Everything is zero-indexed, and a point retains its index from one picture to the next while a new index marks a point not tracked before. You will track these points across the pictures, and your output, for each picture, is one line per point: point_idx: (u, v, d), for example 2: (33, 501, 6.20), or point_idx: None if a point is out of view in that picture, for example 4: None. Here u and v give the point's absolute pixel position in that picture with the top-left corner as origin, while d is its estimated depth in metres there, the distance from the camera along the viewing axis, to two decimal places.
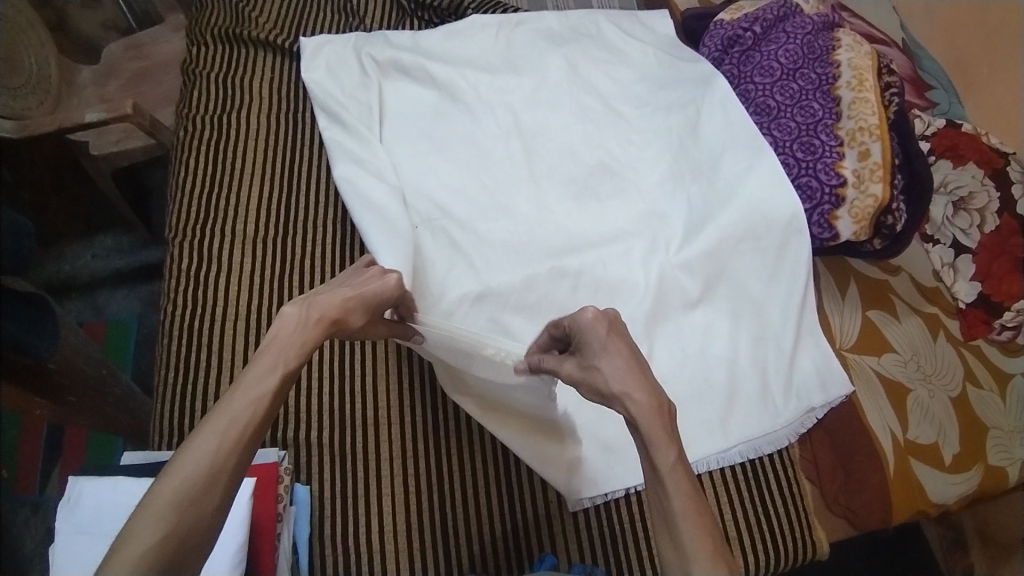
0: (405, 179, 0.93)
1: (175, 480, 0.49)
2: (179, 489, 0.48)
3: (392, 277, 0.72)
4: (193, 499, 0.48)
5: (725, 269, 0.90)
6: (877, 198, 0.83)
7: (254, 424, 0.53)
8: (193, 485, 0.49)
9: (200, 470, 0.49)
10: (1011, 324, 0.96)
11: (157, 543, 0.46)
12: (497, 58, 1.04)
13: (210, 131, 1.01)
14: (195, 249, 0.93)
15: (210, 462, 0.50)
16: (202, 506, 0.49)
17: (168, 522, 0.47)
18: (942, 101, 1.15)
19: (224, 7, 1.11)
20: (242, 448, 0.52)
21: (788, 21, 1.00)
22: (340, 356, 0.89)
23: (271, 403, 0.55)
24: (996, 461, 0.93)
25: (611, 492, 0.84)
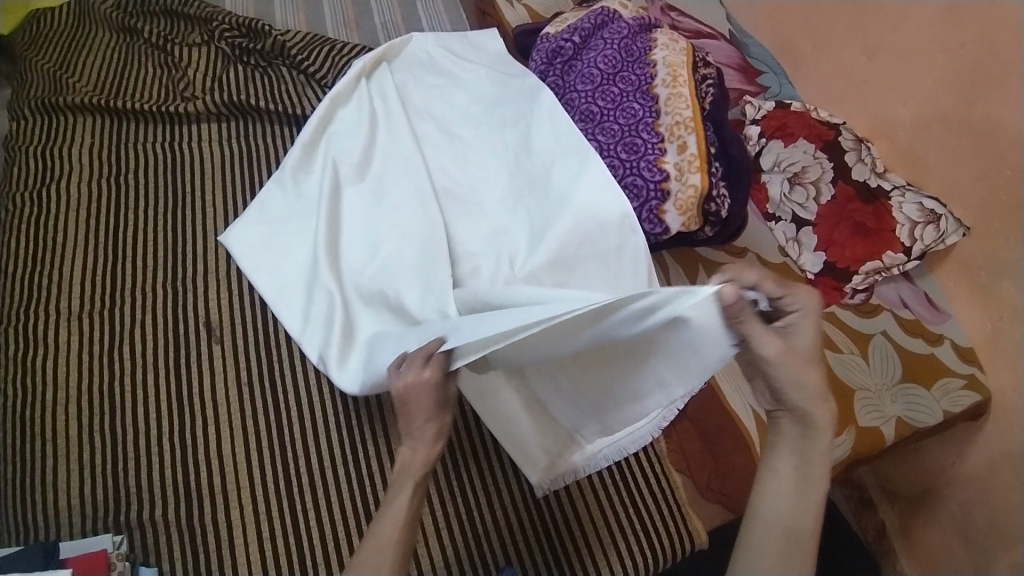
0: (278, 242, 0.92)
1: (387, 532, 0.62)
2: (393, 534, 0.62)
3: (427, 373, 0.64)
4: (401, 541, 0.62)
5: (573, 275, 0.85)
6: (697, 187, 0.87)
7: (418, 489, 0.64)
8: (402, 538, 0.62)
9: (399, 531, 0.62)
10: (861, 288, 1.02)
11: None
12: (358, 103, 0.99)
13: (32, 208, 0.96)
14: (22, 333, 0.87)
15: (407, 514, 0.63)
16: (406, 544, 0.62)
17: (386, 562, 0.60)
18: (772, 85, 1.22)
19: (40, 79, 1.08)
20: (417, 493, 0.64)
21: (605, 27, 1.03)
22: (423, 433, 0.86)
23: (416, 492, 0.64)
24: (867, 424, 0.94)
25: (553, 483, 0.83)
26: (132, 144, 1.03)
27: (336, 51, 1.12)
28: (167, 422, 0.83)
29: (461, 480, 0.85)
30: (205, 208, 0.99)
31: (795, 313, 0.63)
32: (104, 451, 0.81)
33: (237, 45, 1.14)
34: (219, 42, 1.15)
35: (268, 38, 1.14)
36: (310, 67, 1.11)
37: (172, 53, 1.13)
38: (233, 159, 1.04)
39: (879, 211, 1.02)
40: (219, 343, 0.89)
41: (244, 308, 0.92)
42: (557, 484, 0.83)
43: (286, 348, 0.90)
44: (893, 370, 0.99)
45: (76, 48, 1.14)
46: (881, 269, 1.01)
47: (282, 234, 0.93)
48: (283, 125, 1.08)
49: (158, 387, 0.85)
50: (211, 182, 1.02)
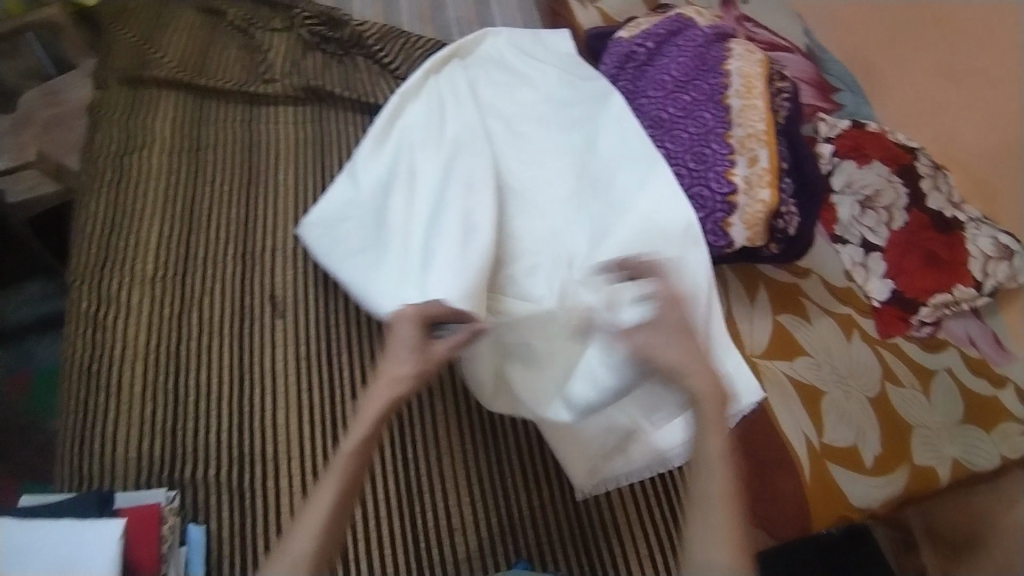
0: (345, 223, 0.91)
1: (316, 517, 0.59)
2: (317, 521, 0.59)
3: (410, 309, 0.68)
4: (328, 528, 0.59)
5: None
6: (765, 203, 0.85)
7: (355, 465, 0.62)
8: (326, 525, 0.59)
9: (323, 515, 0.59)
10: (928, 320, 0.97)
11: (305, 556, 0.57)
12: (430, 100, 0.98)
13: (112, 173, 1.00)
14: (95, 292, 0.90)
15: (340, 493, 0.60)
16: (335, 530, 0.60)
17: (313, 538, 0.58)
18: (848, 103, 1.17)
19: (127, 50, 1.12)
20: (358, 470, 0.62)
21: (680, 35, 1.02)
22: (474, 428, 0.87)
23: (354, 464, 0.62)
24: (922, 461, 0.91)
25: (597, 487, 0.83)
26: (210, 121, 1.07)
27: (411, 44, 1.15)
28: (224, 389, 0.86)
29: (504, 475, 0.84)
30: (275, 186, 1.02)
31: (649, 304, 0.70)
32: (163, 412, 0.84)
33: (316, 33, 1.17)
34: (299, 29, 1.18)
35: (346, 27, 1.16)
36: (385, 59, 1.14)
37: (252, 36, 1.17)
38: (304, 141, 1.07)
39: (953, 241, 0.97)
40: (280, 317, 0.91)
41: (304, 285, 0.94)
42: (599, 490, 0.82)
43: (340, 329, 0.91)
44: (956, 408, 0.95)
45: (162, 25, 1.18)
46: (950, 303, 0.96)
47: (354, 221, 0.90)
48: (355, 113, 1.11)
49: (220, 354, 0.88)
50: (283, 162, 1.05)
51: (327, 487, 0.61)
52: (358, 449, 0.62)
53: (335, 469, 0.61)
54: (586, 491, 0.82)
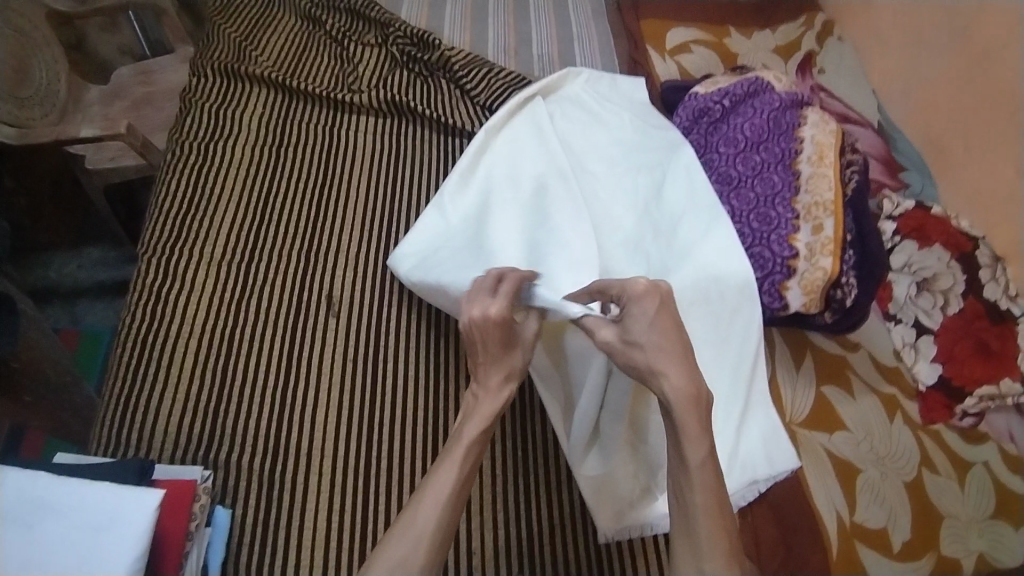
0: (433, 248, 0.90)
1: (429, 514, 0.60)
2: (434, 514, 0.60)
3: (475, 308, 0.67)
4: (441, 522, 0.60)
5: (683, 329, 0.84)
6: (827, 271, 0.84)
7: (469, 458, 0.64)
8: (440, 518, 0.60)
9: (447, 494, 0.61)
10: (972, 411, 0.95)
11: (424, 546, 0.58)
12: (516, 135, 1.00)
13: (194, 157, 1.05)
14: (163, 267, 0.94)
15: (457, 482, 0.62)
16: (448, 523, 0.60)
17: (432, 527, 0.59)
18: (914, 183, 1.18)
19: (226, 44, 1.19)
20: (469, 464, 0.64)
21: (758, 95, 1.03)
22: (514, 460, 0.87)
23: (467, 456, 0.64)
24: (950, 553, 0.87)
25: (622, 533, 0.80)
26: (294, 121, 1.12)
27: (494, 74, 1.19)
28: (271, 378, 0.88)
29: (529, 508, 0.85)
30: (346, 191, 1.06)
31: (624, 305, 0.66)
32: (209, 392, 0.86)
33: (406, 52, 1.22)
34: (390, 46, 1.23)
35: (436, 50, 1.21)
36: (467, 84, 1.18)
37: (346, 47, 1.23)
38: (379, 152, 1.11)
39: (1005, 334, 0.97)
40: (334, 316, 0.94)
41: (360, 289, 0.96)
42: (624, 536, 0.80)
43: (389, 336, 0.93)
44: (988, 503, 0.91)
45: (263, 25, 1.25)
46: (996, 396, 0.94)
47: (445, 248, 0.89)
48: (431, 132, 1.15)
49: (271, 344, 0.91)
50: (358, 170, 1.09)
51: (445, 478, 0.62)
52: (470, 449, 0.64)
53: (454, 460, 0.63)
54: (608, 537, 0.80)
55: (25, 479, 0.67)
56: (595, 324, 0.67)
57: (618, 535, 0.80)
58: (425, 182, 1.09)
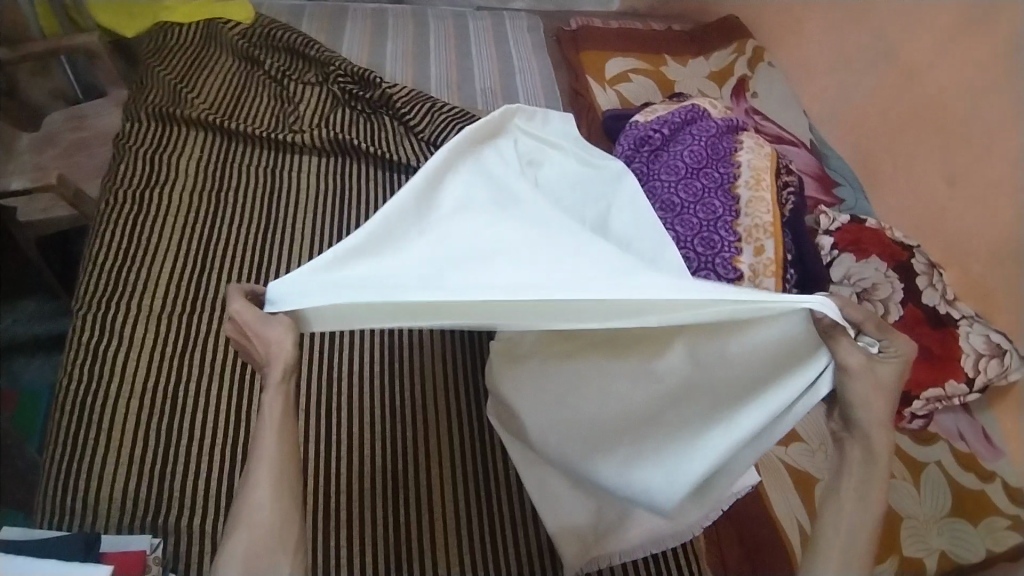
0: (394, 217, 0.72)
1: (256, 506, 0.54)
2: (262, 510, 0.54)
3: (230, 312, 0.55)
4: (272, 513, 0.54)
5: None
6: (770, 291, 0.89)
7: (284, 434, 0.56)
8: (267, 509, 0.54)
9: (267, 487, 0.54)
10: (921, 413, 0.98)
11: (255, 546, 0.53)
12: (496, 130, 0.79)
13: (131, 206, 1.02)
14: (101, 323, 0.91)
15: (274, 464, 0.55)
16: (281, 513, 0.55)
17: (257, 528, 0.53)
18: (848, 197, 1.24)
19: (162, 88, 1.17)
20: (286, 440, 0.56)
21: (695, 123, 1.08)
22: (475, 502, 0.85)
23: (277, 430, 0.56)
24: (910, 553, 0.90)
25: (593, 563, 0.80)
26: (234, 163, 1.11)
27: (436, 108, 1.19)
28: (219, 433, 0.85)
29: (493, 548, 0.82)
30: (290, 235, 1.05)
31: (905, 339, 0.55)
32: (155, 451, 0.83)
33: (348, 91, 1.22)
34: (332, 85, 1.24)
35: (377, 88, 1.22)
36: (411, 121, 1.18)
37: (287, 87, 1.23)
38: (324, 192, 1.10)
39: (946, 337, 1.00)
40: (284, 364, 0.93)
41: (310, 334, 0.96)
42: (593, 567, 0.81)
43: (343, 380, 0.92)
44: (944, 500, 0.95)
45: (200, 66, 1.24)
46: (942, 397, 0.97)
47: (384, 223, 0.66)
48: (377, 170, 1.15)
49: (217, 396, 0.88)
50: (303, 211, 1.08)
51: (263, 467, 0.55)
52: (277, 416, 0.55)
53: (264, 440, 0.55)
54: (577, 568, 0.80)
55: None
56: (839, 341, 0.54)
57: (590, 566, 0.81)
58: (371, 221, 1.08)
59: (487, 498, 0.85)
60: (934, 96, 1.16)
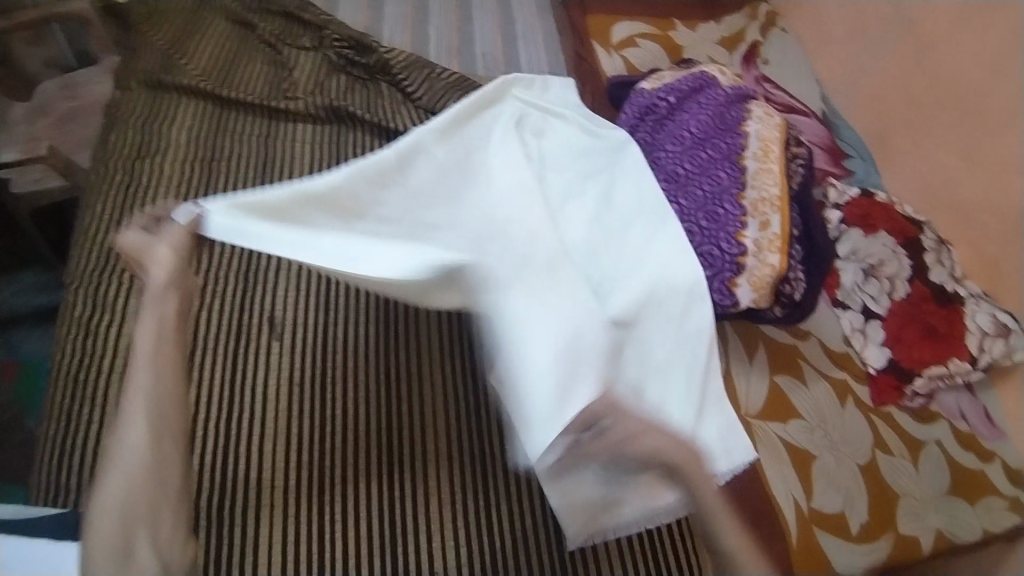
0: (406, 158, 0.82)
1: (122, 445, 0.61)
2: (139, 454, 0.61)
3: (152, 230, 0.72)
4: (144, 463, 0.61)
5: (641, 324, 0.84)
6: (774, 267, 0.87)
7: (165, 371, 0.66)
8: (140, 456, 0.61)
9: (139, 426, 0.62)
10: (922, 392, 0.98)
11: (133, 488, 0.60)
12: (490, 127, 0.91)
13: (123, 176, 1.00)
14: (96, 297, 0.90)
15: (147, 401, 0.64)
16: (156, 456, 0.62)
17: (137, 470, 0.61)
18: (858, 170, 1.20)
19: (153, 54, 1.13)
20: (168, 376, 0.66)
21: (702, 91, 1.04)
22: (468, 475, 0.86)
23: (155, 370, 0.65)
24: (906, 531, 0.90)
25: (593, 537, 0.80)
26: (229, 132, 1.08)
27: (436, 76, 1.17)
28: (213, 408, 0.85)
29: (490, 521, 0.84)
30: None
31: None
32: None
33: (345, 56, 1.19)
34: (327, 50, 1.20)
35: (375, 53, 1.18)
36: (408, 87, 1.15)
37: (281, 52, 1.19)
38: (321, 163, 1.08)
39: (952, 315, 0.98)
40: (277, 339, 0.92)
41: (304, 309, 0.94)
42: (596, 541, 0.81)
43: (337, 354, 0.91)
44: (942, 480, 0.95)
45: (191, 30, 1.20)
46: (945, 376, 0.96)
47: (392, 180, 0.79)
48: (375, 137, 1.12)
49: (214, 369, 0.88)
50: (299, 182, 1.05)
51: (136, 408, 0.63)
52: (150, 336, 0.66)
53: (137, 373, 0.65)
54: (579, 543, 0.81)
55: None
56: None
57: (590, 540, 0.81)
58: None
59: (484, 474, 0.86)
60: (951, 67, 1.13)
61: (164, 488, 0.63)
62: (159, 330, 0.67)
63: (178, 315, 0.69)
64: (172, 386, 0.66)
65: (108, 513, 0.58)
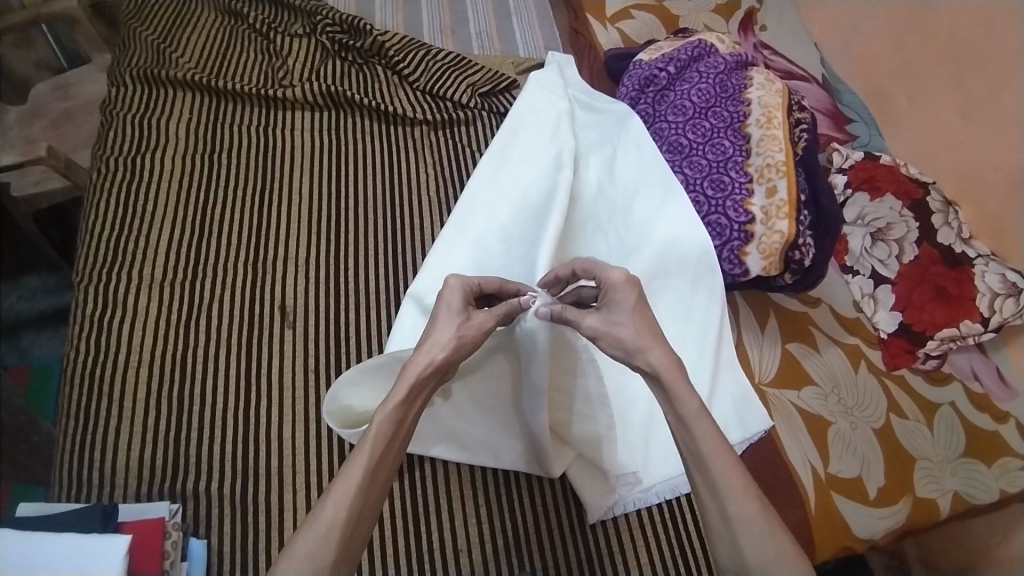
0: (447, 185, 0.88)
1: (349, 479, 0.56)
2: (348, 498, 0.55)
3: (451, 294, 0.68)
4: (356, 517, 0.55)
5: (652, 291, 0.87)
6: (782, 234, 0.85)
7: (402, 429, 0.61)
8: (357, 500, 0.55)
9: (354, 486, 0.55)
10: (934, 353, 0.97)
11: (343, 519, 0.54)
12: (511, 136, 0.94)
13: (123, 173, 0.99)
14: (103, 294, 0.89)
15: (372, 456, 0.58)
16: (369, 513, 0.57)
17: (351, 501, 0.55)
18: (861, 134, 1.19)
19: (144, 48, 1.12)
20: (389, 442, 0.59)
21: (702, 60, 1.03)
22: None
23: (395, 422, 0.60)
24: (923, 493, 0.90)
25: (615, 507, 0.80)
26: (225, 123, 1.07)
27: (432, 56, 1.15)
28: (229, 397, 0.85)
29: (511, 497, 0.84)
30: (288, 194, 1.02)
31: (611, 301, 0.65)
32: (170, 421, 0.83)
33: (337, 41, 1.16)
34: (320, 36, 1.18)
35: (367, 36, 1.16)
36: (405, 70, 1.14)
37: (273, 41, 1.17)
38: (320, 150, 1.06)
39: (961, 277, 0.97)
40: (289, 327, 0.91)
41: (316, 297, 0.93)
42: (617, 513, 0.80)
43: (351, 341, 0.91)
44: (957, 441, 0.94)
45: (181, 24, 1.18)
46: (958, 337, 0.95)
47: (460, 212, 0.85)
48: (374, 122, 1.10)
49: (228, 360, 0.87)
50: (300, 171, 1.04)
51: (359, 456, 0.57)
52: (394, 414, 0.60)
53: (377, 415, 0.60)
54: (600, 516, 0.80)
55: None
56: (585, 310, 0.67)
57: (611, 513, 0.80)
58: (370, 179, 1.05)
59: None
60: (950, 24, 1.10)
61: (359, 541, 0.56)
62: (418, 378, 0.62)
63: (438, 374, 0.64)
64: (391, 457, 0.59)
65: (316, 535, 0.53)
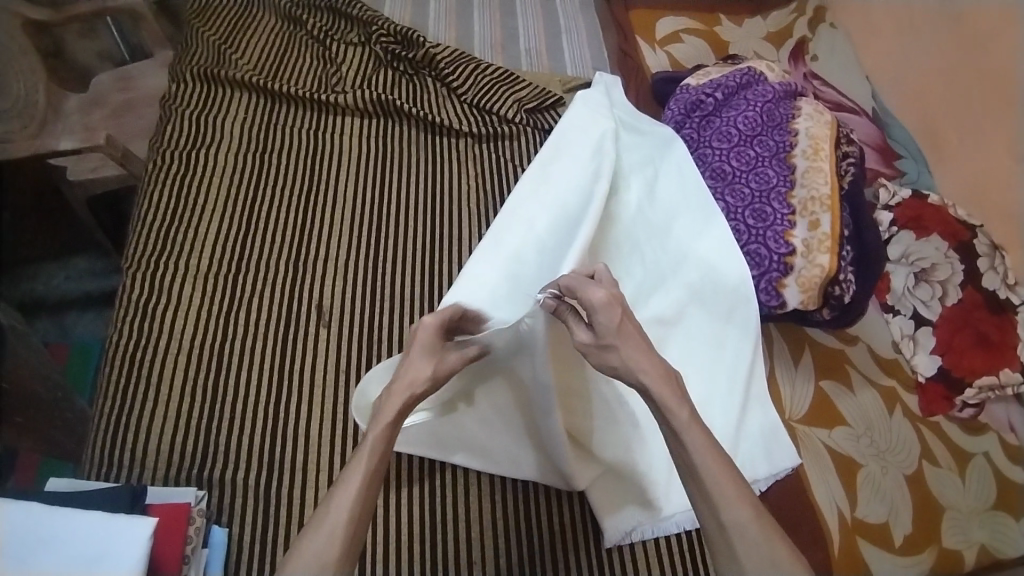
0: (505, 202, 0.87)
1: (347, 488, 0.60)
2: (348, 506, 0.59)
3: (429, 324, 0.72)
4: (355, 521, 0.59)
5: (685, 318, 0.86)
6: (823, 268, 0.84)
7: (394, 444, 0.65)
8: (355, 506, 0.59)
9: (353, 492, 0.60)
10: (971, 402, 0.94)
11: (343, 522, 0.58)
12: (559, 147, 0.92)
13: (176, 166, 1.03)
14: (149, 282, 0.92)
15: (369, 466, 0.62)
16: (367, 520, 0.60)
17: (349, 507, 0.59)
18: (910, 170, 1.16)
19: (205, 48, 1.16)
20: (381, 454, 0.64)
21: (750, 88, 1.02)
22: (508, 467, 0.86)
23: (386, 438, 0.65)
24: (950, 545, 0.87)
25: (631, 534, 0.80)
26: (277, 124, 1.10)
27: (480, 70, 1.17)
28: (261, 390, 0.87)
29: (529, 513, 0.84)
30: (332, 196, 1.04)
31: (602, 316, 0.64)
32: (201, 408, 0.85)
33: (390, 50, 1.19)
34: (374, 45, 1.20)
35: (419, 47, 1.18)
36: (452, 82, 1.16)
37: (328, 47, 1.20)
38: (366, 156, 1.09)
39: (1004, 325, 0.95)
40: (325, 326, 0.92)
41: (352, 299, 0.95)
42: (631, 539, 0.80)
43: (384, 344, 0.92)
44: (990, 493, 0.90)
45: (242, 26, 1.22)
46: (997, 386, 0.93)
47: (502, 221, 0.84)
48: (419, 132, 1.12)
49: (262, 354, 0.89)
50: (344, 176, 1.06)
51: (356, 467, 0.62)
52: (384, 431, 0.66)
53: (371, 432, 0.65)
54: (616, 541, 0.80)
55: (32, 507, 0.66)
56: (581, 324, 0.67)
57: (626, 539, 0.80)
58: (412, 186, 1.06)
59: None
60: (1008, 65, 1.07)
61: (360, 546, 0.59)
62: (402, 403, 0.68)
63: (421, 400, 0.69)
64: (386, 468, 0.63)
65: (321, 539, 0.57)
